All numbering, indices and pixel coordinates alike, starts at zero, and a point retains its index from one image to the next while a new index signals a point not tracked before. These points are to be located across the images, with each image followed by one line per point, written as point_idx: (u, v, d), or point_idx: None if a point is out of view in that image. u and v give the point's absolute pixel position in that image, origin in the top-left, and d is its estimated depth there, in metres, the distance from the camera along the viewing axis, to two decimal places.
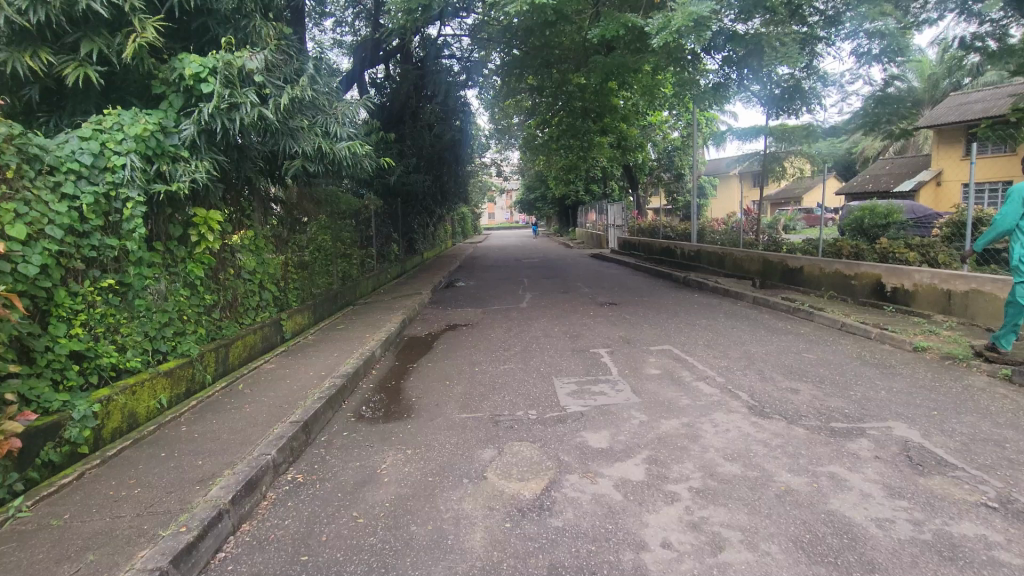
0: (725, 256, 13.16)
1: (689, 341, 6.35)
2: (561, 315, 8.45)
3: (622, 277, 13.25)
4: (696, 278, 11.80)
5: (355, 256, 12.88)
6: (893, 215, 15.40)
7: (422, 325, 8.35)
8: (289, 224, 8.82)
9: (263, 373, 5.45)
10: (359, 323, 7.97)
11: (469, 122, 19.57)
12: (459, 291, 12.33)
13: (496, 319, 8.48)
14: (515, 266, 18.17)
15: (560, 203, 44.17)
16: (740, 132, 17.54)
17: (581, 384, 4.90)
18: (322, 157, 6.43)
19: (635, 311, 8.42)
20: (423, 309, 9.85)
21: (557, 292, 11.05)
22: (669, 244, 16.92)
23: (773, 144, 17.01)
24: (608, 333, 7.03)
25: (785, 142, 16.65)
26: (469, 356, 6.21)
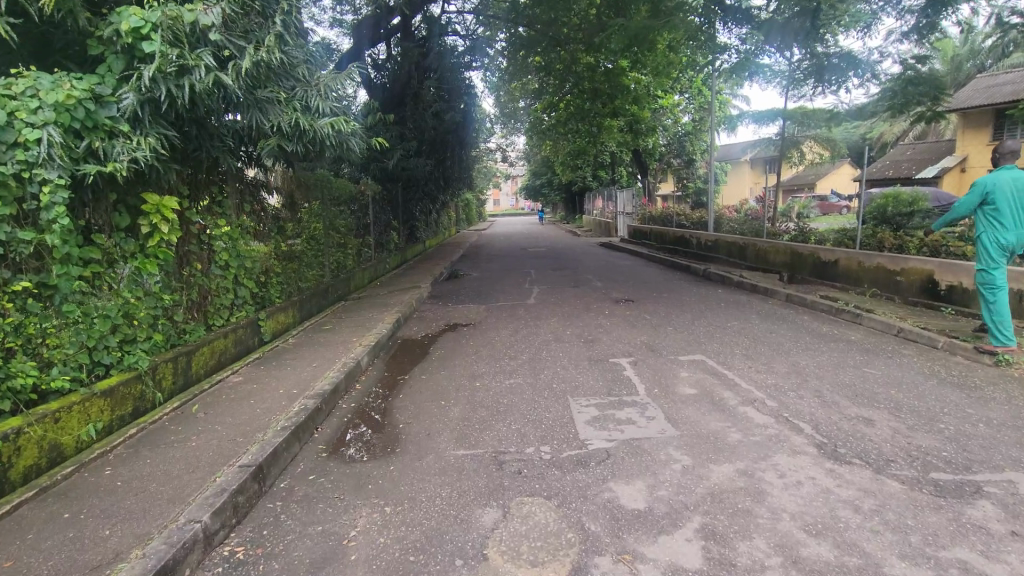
0: (747, 247, 12.24)
1: (724, 350, 5.50)
2: (573, 315, 7.60)
3: (635, 269, 12.37)
4: (717, 271, 10.91)
5: (350, 245, 12.03)
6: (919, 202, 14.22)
7: (419, 325, 7.52)
8: (272, 211, 7.97)
9: (227, 389, 4.64)
10: (347, 324, 7.15)
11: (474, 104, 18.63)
12: (461, 284, 11.46)
13: (502, 319, 7.64)
14: (521, 256, 17.27)
15: (567, 190, 43.22)
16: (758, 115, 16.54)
17: (603, 408, 4.06)
18: (301, 136, 5.59)
19: (656, 311, 7.57)
20: (421, 305, 9.02)
21: (568, 286, 10.19)
22: (684, 233, 15.99)
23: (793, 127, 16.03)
24: (629, 338, 6.18)
25: (806, 125, 15.65)
26: (468, 366, 5.36)
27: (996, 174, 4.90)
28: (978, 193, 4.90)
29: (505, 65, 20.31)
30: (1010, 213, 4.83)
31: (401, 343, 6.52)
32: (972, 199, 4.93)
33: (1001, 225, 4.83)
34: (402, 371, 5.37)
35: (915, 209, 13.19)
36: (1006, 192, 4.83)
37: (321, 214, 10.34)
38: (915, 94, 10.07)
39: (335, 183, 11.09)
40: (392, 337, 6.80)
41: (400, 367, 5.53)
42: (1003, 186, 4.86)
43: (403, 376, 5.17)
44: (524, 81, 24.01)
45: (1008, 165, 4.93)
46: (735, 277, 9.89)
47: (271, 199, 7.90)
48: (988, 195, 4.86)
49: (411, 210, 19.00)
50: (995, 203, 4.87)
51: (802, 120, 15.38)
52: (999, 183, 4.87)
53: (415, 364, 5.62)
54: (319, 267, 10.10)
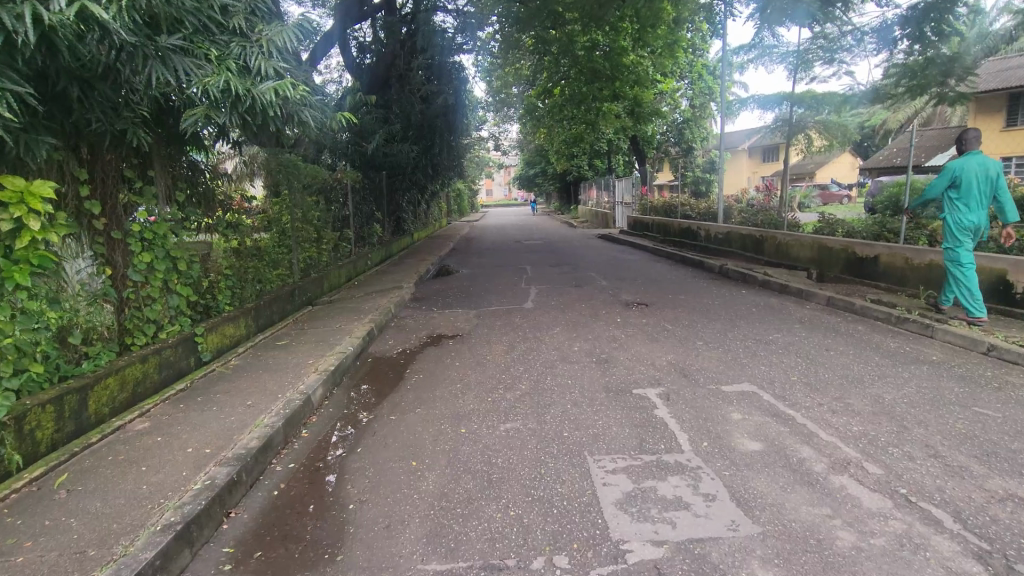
0: (766, 240, 11.09)
1: (777, 376, 4.35)
2: (580, 323, 6.43)
3: (643, 265, 11.21)
4: (736, 268, 9.74)
5: (326, 239, 10.79)
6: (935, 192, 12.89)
7: (397, 337, 6.32)
8: (224, 202, 6.73)
9: (120, 442, 3.39)
10: (309, 337, 5.91)
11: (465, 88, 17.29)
12: (449, 283, 10.27)
13: (495, 329, 6.45)
14: (516, 250, 16.05)
15: (562, 180, 41.97)
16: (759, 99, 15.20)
17: (638, 478, 2.87)
18: (235, 102, 4.39)
19: (678, 318, 6.42)
20: (401, 309, 7.81)
21: (570, 286, 9.01)
22: (691, 225, 14.82)
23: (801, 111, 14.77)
24: (654, 356, 5.03)
25: (814, 109, 14.42)
26: (452, 401, 4.17)
27: (962, 158, 5.55)
28: (948, 176, 5.56)
29: (498, 48, 19.01)
30: (975, 193, 5.47)
31: (372, 365, 5.30)
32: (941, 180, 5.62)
33: (966, 204, 5.50)
34: (365, 409, 4.16)
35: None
36: (971, 175, 5.49)
37: (285, 204, 9.06)
38: (936, 75, 8.60)
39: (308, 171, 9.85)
40: (362, 355, 5.59)
41: (365, 402, 4.32)
42: (968, 169, 5.51)
43: (368, 417, 3.98)
44: (516, 64, 22.74)
45: (974, 149, 5.54)
46: (758, 275, 8.77)
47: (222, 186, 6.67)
48: (956, 177, 5.50)
49: (398, 201, 17.70)
50: (961, 185, 5.53)
51: (812, 104, 14.18)
52: (965, 167, 5.53)
53: (386, 398, 4.41)
54: (286, 265, 8.83)
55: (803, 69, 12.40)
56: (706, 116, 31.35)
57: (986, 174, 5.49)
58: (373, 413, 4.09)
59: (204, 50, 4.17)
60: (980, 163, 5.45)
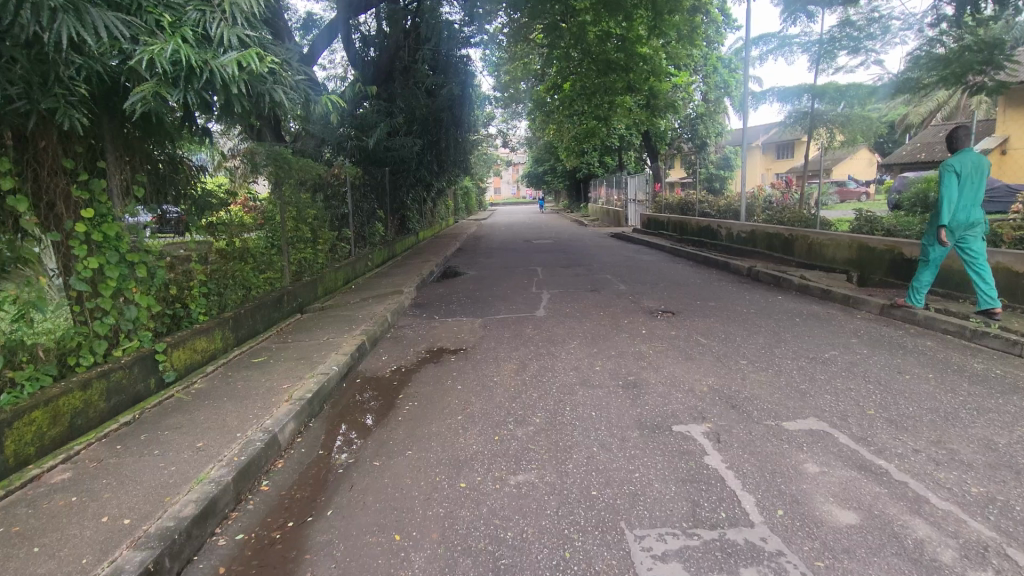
0: (796, 240, 10.25)
1: (849, 408, 3.55)
2: (600, 336, 5.65)
3: (663, 267, 10.42)
4: (767, 270, 8.91)
5: (322, 240, 10.08)
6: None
7: (392, 351, 5.58)
8: (200, 200, 6.05)
9: (23, 503, 2.66)
10: (291, 353, 5.15)
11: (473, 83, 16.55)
12: (454, 286, 9.52)
13: (504, 342, 5.69)
14: (525, 250, 15.26)
15: (572, 177, 41.10)
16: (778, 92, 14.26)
17: (699, 570, 2.12)
18: (189, 77, 3.73)
19: (713, 330, 5.62)
20: (399, 317, 7.06)
21: (586, 291, 8.22)
22: (711, 223, 13.97)
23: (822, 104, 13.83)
24: (692, 380, 4.24)
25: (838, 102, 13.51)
26: (451, 441, 3.40)
27: (963, 155, 5.25)
28: (951, 173, 5.23)
29: (507, 40, 18.26)
30: (973, 193, 5.25)
31: (361, 388, 4.54)
32: (948, 177, 5.24)
33: (965, 203, 5.26)
34: (347, 452, 3.36)
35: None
36: (973, 173, 5.23)
37: (272, 201, 8.28)
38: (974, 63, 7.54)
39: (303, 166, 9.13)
40: (349, 375, 4.84)
41: (348, 442, 3.52)
42: (973, 167, 5.22)
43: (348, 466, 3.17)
44: (526, 57, 21.97)
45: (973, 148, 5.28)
46: (793, 279, 7.95)
47: (197, 183, 6.00)
48: (963, 174, 5.18)
49: (402, 199, 16.98)
50: (964, 183, 5.24)
51: (837, 96, 13.28)
52: (969, 165, 5.24)
53: (374, 435, 3.62)
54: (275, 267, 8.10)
55: (825, 59, 11.69)
56: (720, 111, 30.37)
57: (982, 174, 5.29)
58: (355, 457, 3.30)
59: (154, 15, 3.62)
60: (984, 162, 5.20)
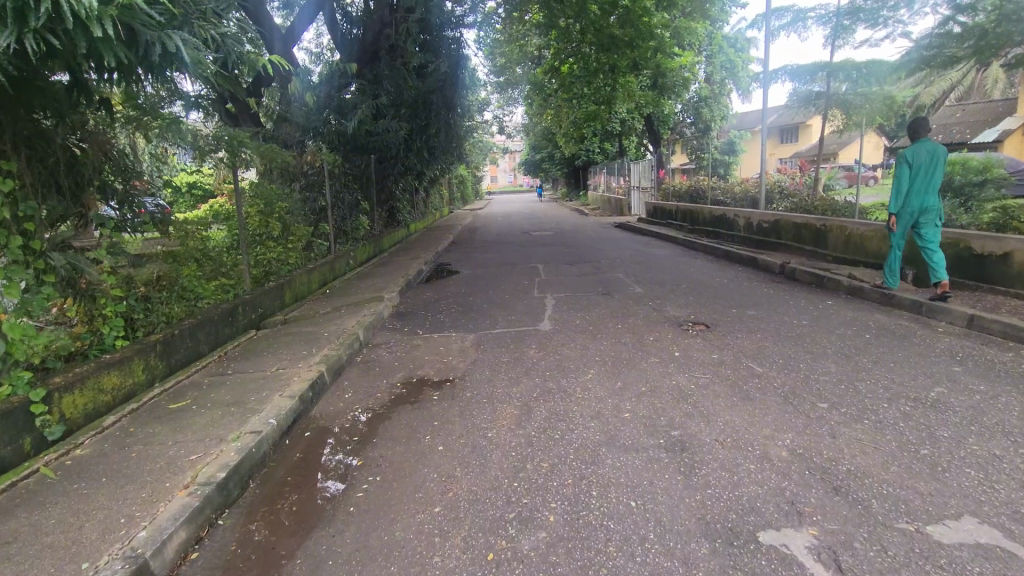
0: (829, 231, 9.08)
1: (1019, 500, 2.38)
2: (624, 361, 4.48)
3: (682, 264, 9.27)
4: (802, 266, 7.75)
5: (292, 239, 8.85)
6: (991, 168, 10.88)
7: (359, 385, 4.41)
8: (125, 192, 4.91)
9: None
10: (224, 394, 3.93)
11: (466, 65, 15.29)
12: (445, 288, 8.36)
13: (501, 369, 4.52)
14: (523, 243, 14.08)
15: (570, 164, 39.90)
16: (789, 70, 12.82)
17: None
18: (22, 9, 2.42)
19: (765, 353, 4.47)
20: (376, 333, 5.88)
21: (597, 296, 7.06)
22: (727, 212, 12.79)
23: (838, 85, 12.37)
24: (764, 437, 3.08)
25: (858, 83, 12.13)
26: (421, 564, 2.22)
27: (915, 145, 5.67)
28: (902, 163, 5.70)
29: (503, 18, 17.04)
30: (926, 179, 5.67)
31: (309, 448, 3.37)
32: (897, 168, 5.72)
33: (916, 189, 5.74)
34: (304, 517, 2.64)
35: (988, 179, 10.50)
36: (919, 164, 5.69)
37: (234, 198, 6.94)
38: None
39: (274, 156, 7.85)
40: (294, 428, 3.63)
41: (332, 458, 3.24)
42: (922, 156, 5.64)
43: (336, 488, 2.88)
44: (522, 34, 20.71)
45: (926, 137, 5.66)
46: (841, 278, 6.78)
47: (118, 169, 4.83)
48: (911, 164, 5.62)
49: (390, 189, 15.77)
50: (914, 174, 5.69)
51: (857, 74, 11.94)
52: (919, 154, 5.67)
53: (335, 486, 2.92)
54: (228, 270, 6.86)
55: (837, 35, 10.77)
56: (725, 93, 29.11)
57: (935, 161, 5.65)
58: (330, 499, 2.80)
59: None
60: (934, 151, 5.58)
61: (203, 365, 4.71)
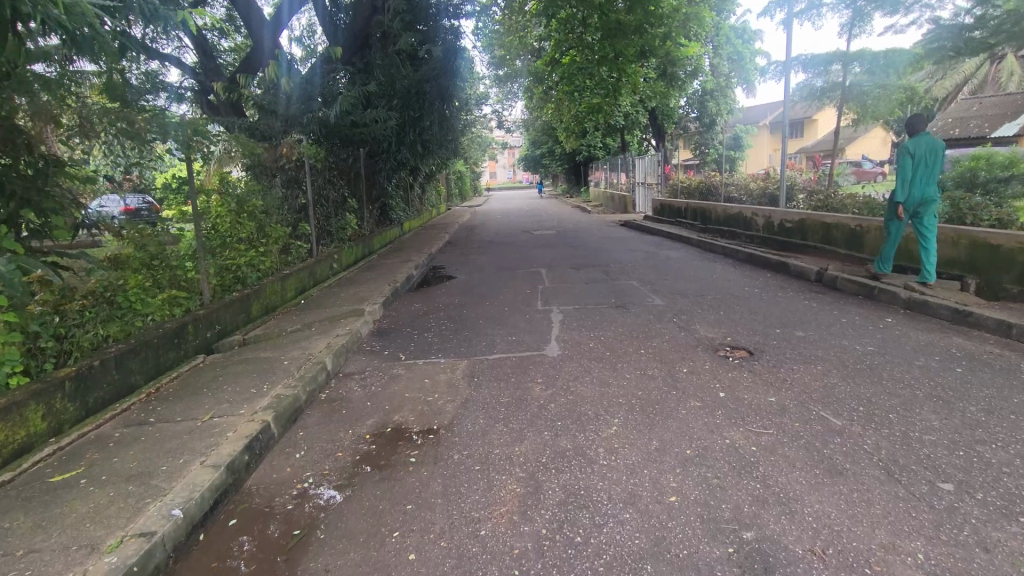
0: (867, 233, 8.11)
1: None
2: (656, 406, 3.51)
3: (703, 270, 8.31)
4: (845, 275, 6.79)
5: (263, 243, 7.86)
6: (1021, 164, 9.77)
7: (316, 438, 3.43)
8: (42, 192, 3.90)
9: None
10: (130, 459, 2.95)
11: (466, 56, 14.37)
12: (436, 298, 7.38)
13: (499, 416, 3.55)
14: (524, 244, 13.10)
15: (571, 160, 38.95)
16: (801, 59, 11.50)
17: None
18: None
19: (838, 395, 3.50)
20: (349, 359, 4.90)
21: (611, 310, 6.09)
22: (744, 211, 11.84)
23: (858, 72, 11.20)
24: (883, 550, 2.11)
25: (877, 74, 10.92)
26: None
27: (917, 139, 5.95)
28: (906, 156, 5.96)
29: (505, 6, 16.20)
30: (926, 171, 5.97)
31: (231, 547, 2.41)
32: (900, 160, 5.98)
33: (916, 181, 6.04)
34: None
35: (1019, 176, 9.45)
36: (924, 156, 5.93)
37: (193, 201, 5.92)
38: None
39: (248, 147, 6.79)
40: (215, 514, 2.64)
41: (264, 552, 2.37)
42: (924, 148, 5.91)
43: (331, 495, 2.78)
44: (523, 23, 19.79)
45: (926, 131, 5.96)
46: (897, 290, 5.81)
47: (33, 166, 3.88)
48: (917, 155, 5.88)
49: (381, 185, 14.78)
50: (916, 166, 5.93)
51: (874, 64, 10.78)
52: (922, 146, 5.95)
53: None
54: (176, 281, 5.82)
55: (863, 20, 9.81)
56: (730, 86, 28.20)
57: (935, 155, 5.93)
58: None
59: None
60: (933, 143, 5.89)
61: (121, 409, 3.70)
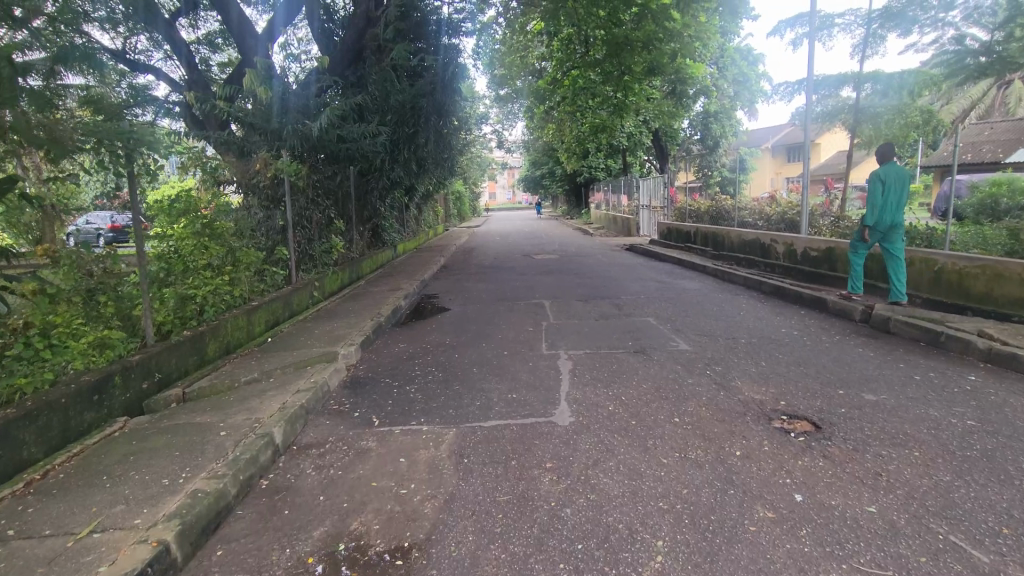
0: (909, 265, 7.20)
1: None
2: (710, 521, 2.53)
3: (727, 304, 7.38)
4: (897, 315, 5.87)
5: (233, 271, 6.93)
6: None
7: (237, 563, 2.44)
8: None
9: None
10: None
11: (465, 76, 13.65)
12: (426, 336, 6.44)
13: (496, 531, 2.56)
14: (524, 270, 12.17)
15: (572, 181, 38.29)
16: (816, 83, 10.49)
17: None
18: None
19: (966, 509, 2.52)
20: (308, 424, 3.91)
21: (629, 357, 5.14)
22: (762, 237, 10.97)
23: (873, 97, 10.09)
24: None
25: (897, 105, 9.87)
26: None
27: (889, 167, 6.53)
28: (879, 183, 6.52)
29: (506, 25, 15.55)
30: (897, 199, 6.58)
31: None
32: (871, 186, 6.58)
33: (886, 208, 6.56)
34: None
35: None
36: (891, 184, 6.52)
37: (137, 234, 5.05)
38: None
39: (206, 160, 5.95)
40: None
41: None
42: (895, 177, 6.51)
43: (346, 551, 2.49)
44: (525, 42, 19.19)
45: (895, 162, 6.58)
46: (971, 338, 4.87)
47: None
48: (891, 184, 6.45)
49: (374, 206, 13.91)
50: (884, 192, 6.53)
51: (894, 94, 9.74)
52: (888, 175, 6.53)
53: None
54: (103, 318, 4.94)
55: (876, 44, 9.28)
56: (734, 108, 27.64)
57: (902, 184, 6.54)
58: None
59: None
60: (903, 173, 6.52)
61: None
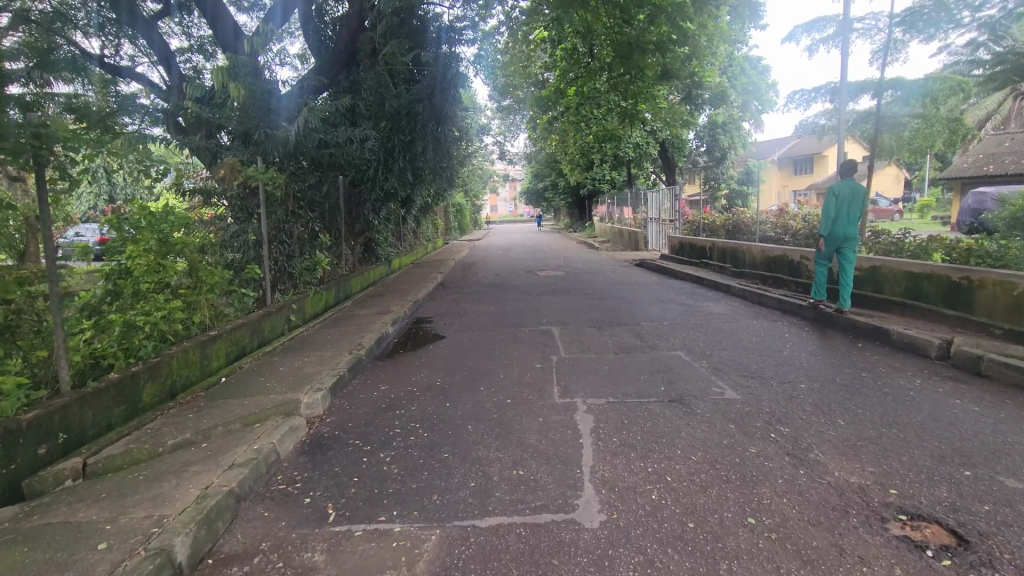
0: (980, 289, 6.13)
1: None
2: None
3: (768, 335, 6.30)
4: (986, 352, 4.80)
5: (192, 293, 5.88)
6: None
7: None
8: None
9: None
10: None
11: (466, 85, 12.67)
12: (412, 374, 5.36)
13: None
14: (526, 289, 11.08)
15: (576, 194, 37.21)
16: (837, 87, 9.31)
17: None
18: None
19: None
20: (238, 520, 2.83)
21: (666, 410, 4.05)
22: (791, 254, 9.90)
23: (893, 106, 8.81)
24: None
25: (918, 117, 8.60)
26: None
27: (842, 180, 6.73)
28: (832, 195, 6.72)
29: (507, 31, 14.60)
30: (850, 212, 6.71)
31: None
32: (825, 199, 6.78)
33: (841, 221, 6.71)
34: None
35: None
36: (844, 198, 6.71)
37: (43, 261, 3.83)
38: None
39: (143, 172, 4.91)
40: None
41: None
42: (848, 190, 6.70)
43: None
44: (528, 50, 18.29)
45: (850, 175, 6.76)
46: None
47: None
48: (841, 194, 6.65)
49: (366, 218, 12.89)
50: (839, 205, 6.71)
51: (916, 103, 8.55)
52: (842, 189, 6.73)
53: None
54: (1, 357, 3.86)
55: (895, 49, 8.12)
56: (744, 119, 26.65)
57: (856, 198, 6.69)
58: None
59: None
60: (857, 187, 6.70)
61: None
